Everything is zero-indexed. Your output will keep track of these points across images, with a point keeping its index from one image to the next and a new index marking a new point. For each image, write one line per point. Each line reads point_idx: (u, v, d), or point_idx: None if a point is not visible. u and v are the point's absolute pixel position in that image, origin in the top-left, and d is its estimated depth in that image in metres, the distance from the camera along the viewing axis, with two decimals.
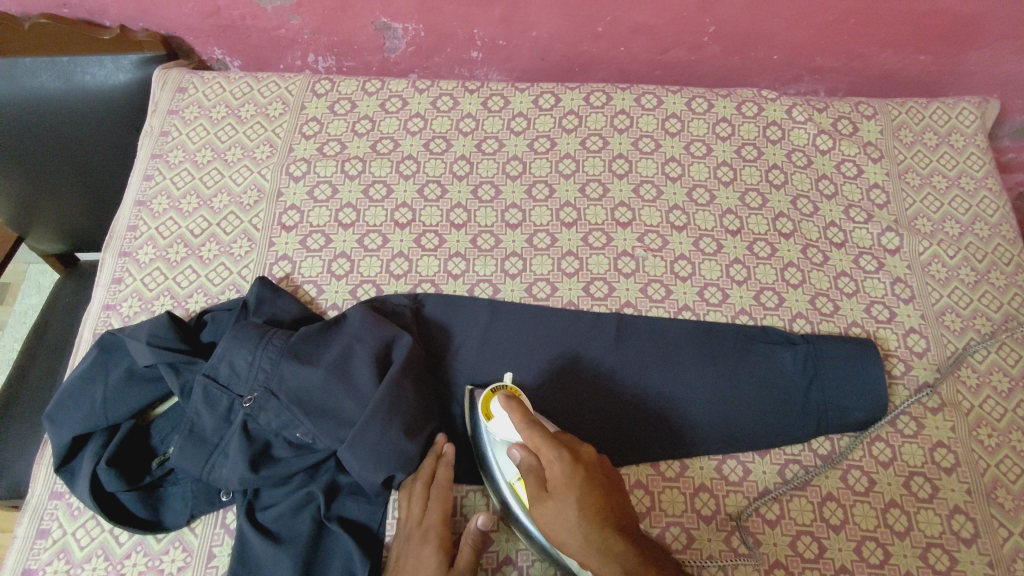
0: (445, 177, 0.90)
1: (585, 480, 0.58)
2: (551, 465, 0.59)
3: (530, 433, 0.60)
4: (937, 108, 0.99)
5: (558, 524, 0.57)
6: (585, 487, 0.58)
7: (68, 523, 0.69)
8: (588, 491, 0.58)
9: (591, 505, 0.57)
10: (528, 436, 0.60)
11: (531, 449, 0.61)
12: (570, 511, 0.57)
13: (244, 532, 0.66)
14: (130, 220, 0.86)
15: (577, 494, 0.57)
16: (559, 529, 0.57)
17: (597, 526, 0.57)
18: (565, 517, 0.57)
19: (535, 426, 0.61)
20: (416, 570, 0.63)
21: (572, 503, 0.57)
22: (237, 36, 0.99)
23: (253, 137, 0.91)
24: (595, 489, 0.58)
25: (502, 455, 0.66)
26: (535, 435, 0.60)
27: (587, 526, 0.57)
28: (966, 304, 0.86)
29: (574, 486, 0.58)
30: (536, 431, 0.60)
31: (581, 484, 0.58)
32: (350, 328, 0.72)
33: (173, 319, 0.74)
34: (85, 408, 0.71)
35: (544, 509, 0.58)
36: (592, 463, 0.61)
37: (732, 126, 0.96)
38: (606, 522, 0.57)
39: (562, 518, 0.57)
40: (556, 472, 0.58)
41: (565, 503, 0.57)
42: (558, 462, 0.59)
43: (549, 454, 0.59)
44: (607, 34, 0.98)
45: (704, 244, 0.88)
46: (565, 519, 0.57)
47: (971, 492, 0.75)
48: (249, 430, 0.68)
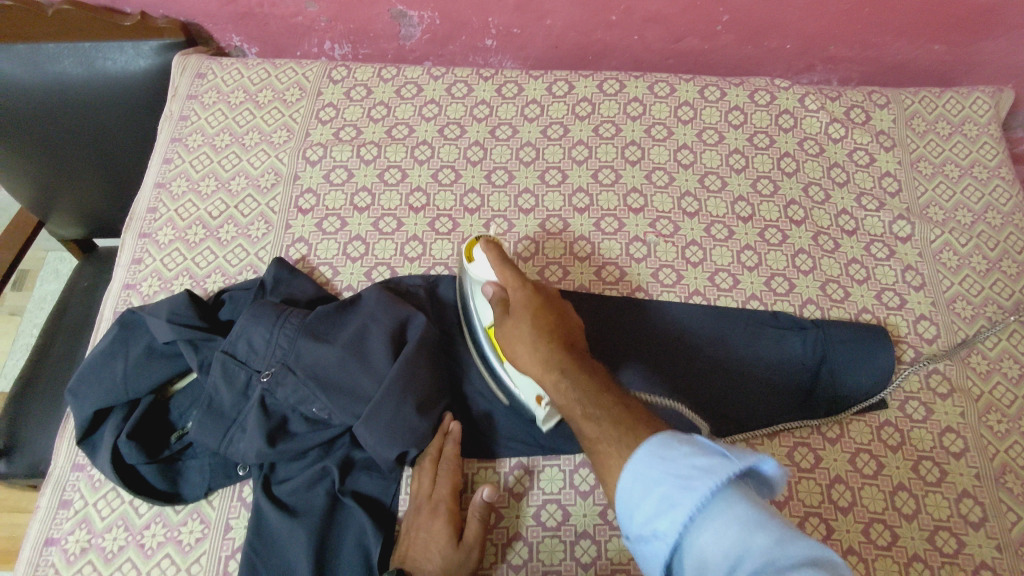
0: (458, 163, 0.91)
1: (541, 306, 0.67)
2: (515, 291, 0.69)
3: (500, 269, 0.71)
4: (951, 97, 0.99)
5: (515, 339, 0.66)
6: (539, 310, 0.67)
7: (90, 494, 0.71)
8: (540, 313, 0.67)
9: (542, 324, 0.66)
10: (499, 272, 0.71)
11: (501, 283, 0.70)
12: (524, 325, 0.66)
13: (261, 505, 0.67)
14: (150, 202, 0.88)
15: (532, 316, 0.66)
16: (515, 342, 0.66)
17: (543, 337, 0.64)
18: (517, 332, 0.66)
19: (505, 264, 0.71)
20: (428, 543, 0.65)
21: (526, 320, 0.66)
22: (255, 23, 1.00)
23: (270, 122, 0.93)
24: (548, 314, 0.67)
25: (479, 297, 0.74)
26: (506, 272, 0.70)
27: (536, 337, 0.64)
28: (978, 292, 0.86)
29: (529, 308, 0.67)
30: (506, 267, 0.70)
31: (536, 307, 0.67)
32: (365, 308, 0.74)
33: (192, 297, 0.75)
34: (106, 382, 0.72)
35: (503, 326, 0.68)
36: (554, 299, 0.69)
37: (745, 114, 0.96)
38: (554, 338, 0.64)
39: (515, 332, 0.66)
40: (518, 297, 0.68)
41: (520, 318, 0.67)
42: (521, 289, 0.69)
43: (516, 285, 0.69)
44: (620, 22, 0.99)
45: (716, 231, 0.88)
46: (519, 333, 0.66)
47: (979, 477, 0.75)
48: (267, 405, 0.69)
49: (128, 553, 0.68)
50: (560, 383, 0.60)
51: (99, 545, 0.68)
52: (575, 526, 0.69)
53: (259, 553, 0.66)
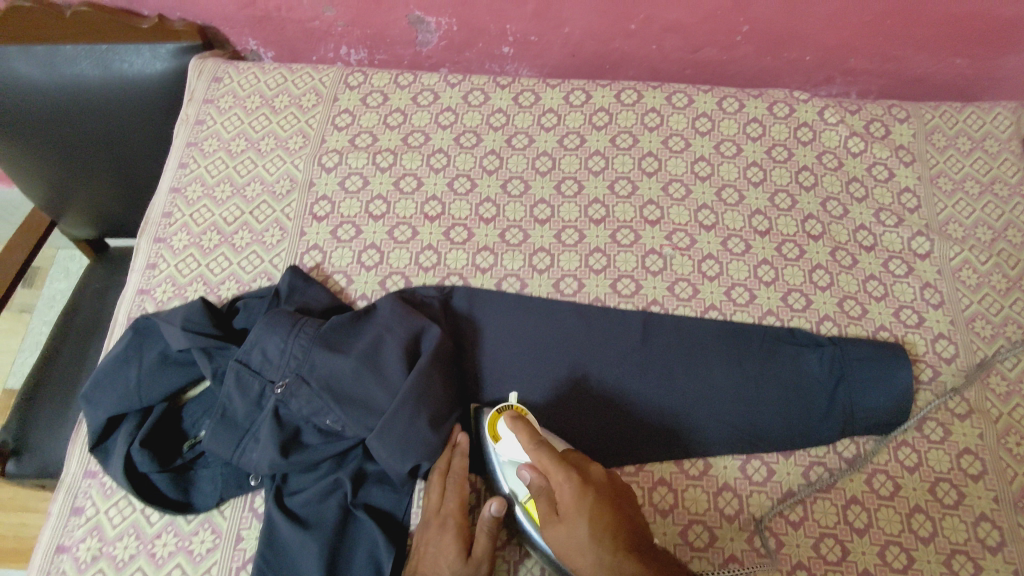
0: (474, 172, 0.90)
1: (596, 499, 0.57)
2: (560, 483, 0.59)
3: (536, 451, 0.61)
4: (971, 113, 0.98)
5: (571, 546, 0.56)
6: (595, 507, 0.57)
7: (101, 502, 0.70)
8: (598, 511, 0.57)
9: (603, 526, 0.56)
10: (537, 456, 0.61)
11: (540, 470, 0.61)
12: (580, 531, 0.56)
13: (272, 516, 0.67)
14: (165, 206, 0.87)
15: (587, 517, 0.56)
16: (571, 554, 0.56)
17: (608, 542, 0.55)
18: (575, 535, 0.56)
19: (541, 446, 0.62)
20: (437, 557, 0.65)
21: (581, 524, 0.56)
22: (272, 27, 1.00)
23: (286, 128, 0.92)
24: (606, 510, 0.57)
25: (510, 473, 0.67)
26: (542, 455, 0.61)
27: (601, 543, 0.55)
28: (997, 311, 0.85)
29: (583, 508, 0.57)
30: (543, 450, 0.61)
31: (591, 504, 0.57)
32: (380, 319, 0.73)
33: (206, 304, 0.75)
34: (119, 389, 0.72)
35: (557, 530, 0.57)
36: (603, 485, 0.60)
37: (763, 126, 0.95)
38: (621, 540, 0.55)
39: (573, 538, 0.56)
40: (566, 495, 0.58)
41: (574, 523, 0.56)
42: (567, 483, 0.59)
43: (558, 475, 0.59)
44: (639, 32, 0.98)
45: (732, 245, 0.88)
46: (576, 542, 0.56)
47: (997, 500, 0.75)
48: (280, 416, 0.69)
49: (139, 562, 0.67)
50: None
51: (110, 554, 0.68)
52: None
53: (269, 565, 0.66)
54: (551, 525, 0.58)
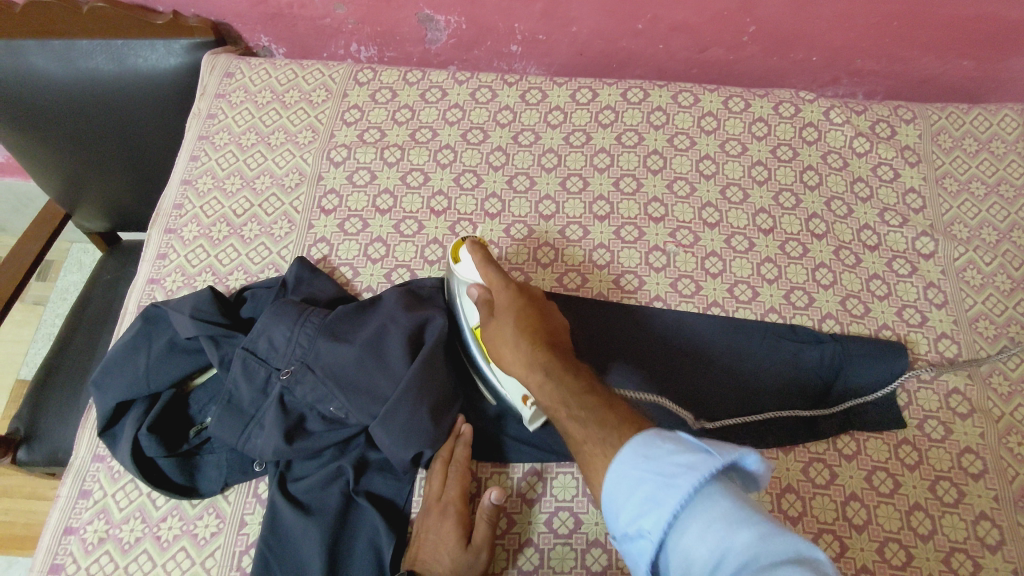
0: (480, 167, 0.91)
1: (526, 305, 0.68)
2: (500, 292, 0.70)
3: (485, 270, 0.71)
4: (978, 114, 0.98)
5: (499, 338, 0.67)
6: (524, 310, 0.67)
7: (109, 485, 0.72)
8: (525, 313, 0.67)
9: (526, 324, 0.66)
10: (483, 272, 0.71)
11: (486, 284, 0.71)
12: (507, 324, 0.66)
13: (276, 501, 0.68)
14: (176, 198, 0.89)
15: (516, 316, 0.67)
16: (498, 343, 0.66)
17: (527, 335, 0.64)
18: (502, 331, 0.66)
19: (490, 265, 0.72)
20: (437, 545, 0.66)
21: (510, 319, 0.67)
22: (284, 24, 1.02)
23: (296, 123, 0.94)
24: (533, 313, 0.67)
25: (465, 297, 0.75)
26: (490, 274, 0.71)
27: (520, 334, 0.65)
28: (1001, 311, 0.85)
29: (514, 308, 0.68)
30: (491, 268, 0.71)
31: (521, 307, 0.68)
32: (384, 309, 0.74)
33: (215, 294, 0.76)
34: (129, 376, 0.73)
35: (489, 325, 0.68)
36: (538, 300, 0.70)
37: (769, 126, 0.96)
38: (538, 335, 0.65)
39: (501, 329, 0.67)
40: (502, 299, 0.69)
41: (504, 317, 0.67)
42: (505, 291, 0.70)
43: (500, 285, 0.70)
44: (646, 31, 0.99)
45: (736, 242, 0.88)
46: (503, 333, 0.66)
47: (998, 499, 0.75)
48: (285, 403, 0.70)
49: (144, 544, 0.69)
50: (545, 382, 0.60)
51: (117, 536, 0.69)
52: (586, 535, 0.69)
53: (272, 550, 0.67)
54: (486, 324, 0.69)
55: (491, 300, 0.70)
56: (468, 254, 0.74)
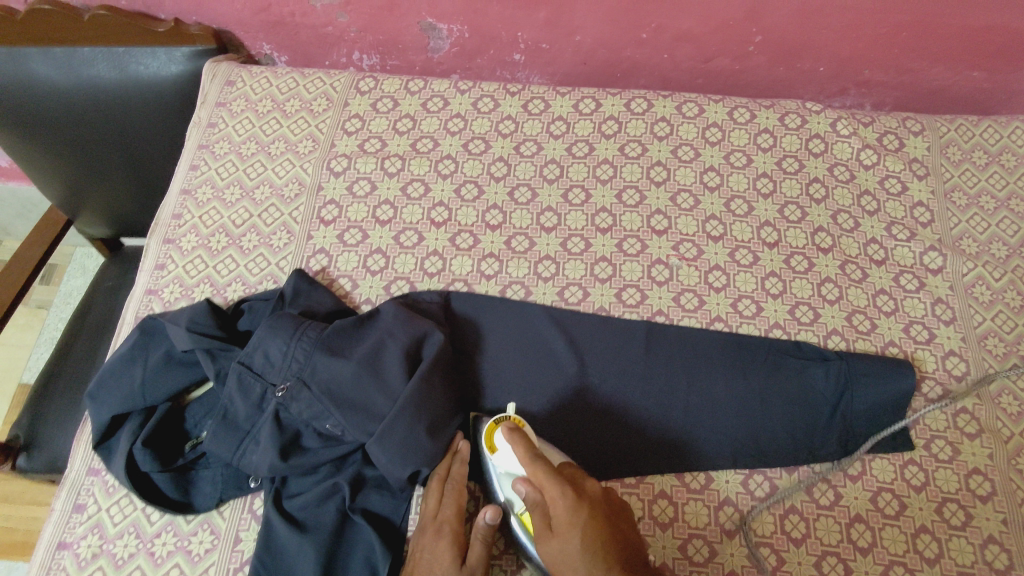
0: (482, 178, 0.90)
1: (589, 516, 0.57)
2: (553, 498, 0.59)
3: (533, 469, 0.61)
4: (988, 126, 0.96)
5: (565, 565, 0.56)
6: (590, 525, 0.57)
7: (103, 499, 0.71)
8: (592, 529, 0.57)
9: (598, 543, 0.56)
10: (534, 472, 0.60)
11: (536, 486, 0.60)
12: (575, 548, 0.56)
13: (270, 518, 0.67)
14: (175, 207, 0.88)
15: (583, 539, 0.56)
16: (565, 569, 0.56)
17: (602, 562, 0.54)
18: (570, 556, 0.56)
19: (539, 460, 0.61)
20: (431, 565, 0.64)
21: (575, 540, 0.56)
22: (286, 31, 1.01)
23: (296, 132, 0.93)
24: (601, 528, 0.57)
25: (507, 488, 0.66)
26: (541, 472, 0.60)
27: (592, 560, 0.55)
28: (1010, 329, 0.84)
29: (577, 523, 0.57)
30: (539, 465, 0.61)
31: (585, 521, 0.57)
32: (382, 324, 0.73)
33: (212, 306, 0.75)
34: (124, 388, 0.73)
35: (552, 548, 0.57)
36: (599, 500, 0.60)
37: (775, 137, 0.95)
38: (614, 560, 0.55)
39: (567, 556, 0.56)
40: (560, 509, 0.58)
41: (570, 539, 0.56)
42: (561, 499, 0.58)
43: (553, 489, 0.59)
44: (651, 40, 0.98)
45: (740, 256, 0.87)
46: (571, 563, 0.55)
47: (1006, 523, 0.73)
48: (281, 419, 0.69)
49: (138, 560, 0.68)
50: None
51: (110, 551, 0.68)
52: None
53: (266, 567, 0.66)
54: (544, 541, 0.58)
55: (548, 511, 0.59)
56: (507, 439, 0.64)
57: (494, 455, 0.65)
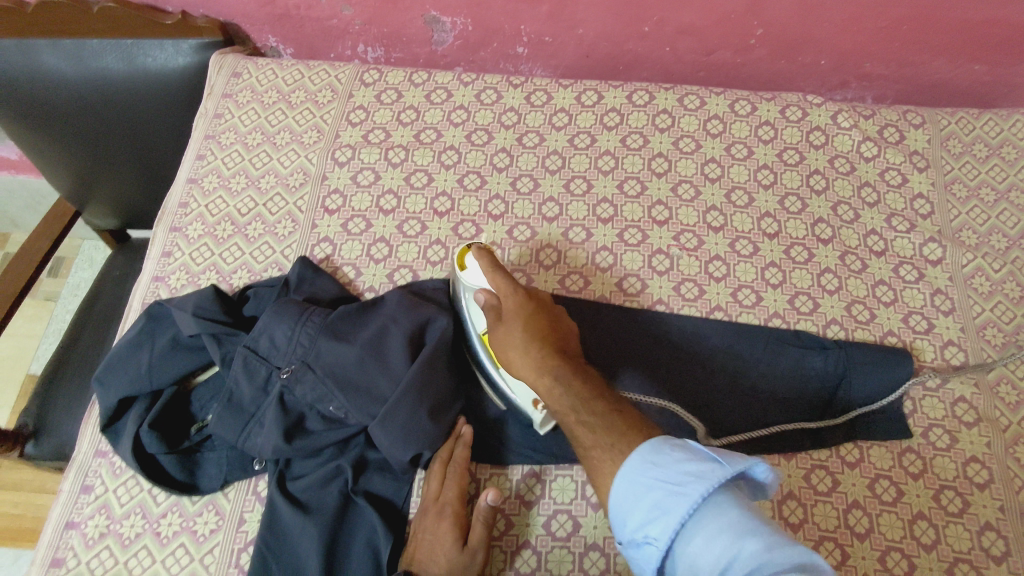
0: (485, 169, 0.91)
1: (533, 313, 0.69)
2: (505, 296, 0.70)
3: (492, 275, 0.71)
4: (988, 119, 0.97)
5: (507, 344, 0.68)
6: (532, 320, 0.69)
7: (110, 481, 0.72)
8: (533, 322, 0.69)
9: (537, 335, 0.68)
10: (491, 278, 0.71)
11: (492, 290, 0.71)
12: (517, 333, 0.68)
13: (274, 500, 0.68)
14: (182, 197, 0.90)
15: (524, 326, 0.68)
16: (509, 350, 0.68)
17: (536, 348, 0.67)
18: (512, 340, 0.68)
19: (498, 270, 0.72)
20: (433, 546, 0.66)
21: (517, 327, 0.68)
22: (291, 24, 1.02)
23: (301, 123, 0.94)
24: (541, 324, 0.69)
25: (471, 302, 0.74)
26: (497, 279, 0.71)
27: (529, 343, 0.67)
28: (1009, 319, 0.84)
29: (522, 314, 0.69)
30: (498, 273, 0.71)
31: (528, 316, 0.69)
32: (386, 310, 0.74)
33: (218, 292, 0.76)
34: (131, 372, 0.74)
35: (500, 332, 0.69)
36: (545, 307, 0.71)
37: (775, 129, 0.95)
38: (547, 345, 0.67)
39: (510, 338, 0.68)
40: (509, 303, 0.69)
41: (514, 326, 0.68)
42: (512, 294, 0.70)
43: (507, 290, 0.70)
44: (653, 33, 0.98)
45: (740, 246, 0.88)
46: (512, 342, 0.68)
47: (1004, 510, 0.73)
48: (285, 402, 0.70)
49: (144, 540, 0.69)
50: (559, 393, 0.63)
51: (117, 531, 0.69)
52: (585, 538, 0.69)
53: (271, 548, 0.67)
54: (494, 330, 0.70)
55: (500, 307, 0.70)
56: (473, 259, 0.73)
57: (462, 272, 0.73)
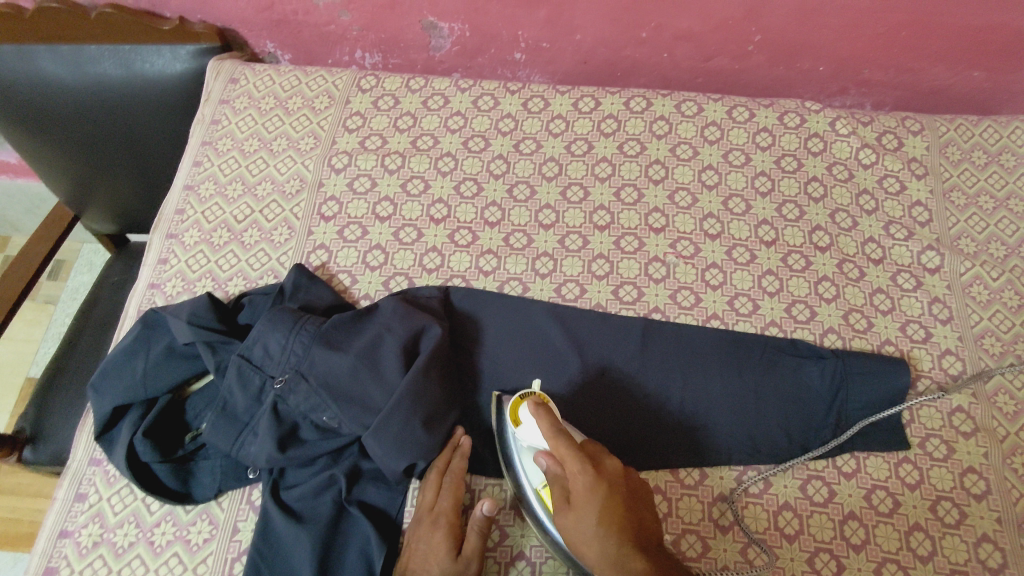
0: (481, 176, 0.91)
1: (606, 497, 0.59)
2: (574, 474, 0.60)
3: (556, 441, 0.62)
4: (987, 126, 0.97)
5: (578, 538, 0.59)
6: (607, 503, 0.59)
7: (104, 489, 0.72)
8: (609, 508, 0.59)
9: (613, 520, 0.58)
10: (558, 449, 0.62)
11: (556, 460, 0.62)
12: (590, 523, 0.58)
13: (268, 509, 0.68)
14: (178, 203, 0.90)
15: (599, 512, 0.58)
16: (579, 540, 0.59)
17: (613, 539, 0.58)
18: (585, 534, 0.58)
19: (562, 433, 0.63)
20: (427, 555, 0.65)
21: (590, 517, 0.58)
22: (289, 30, 1.02)
23: (298, 129, 0.94)
24: (618, 510, 0.59)
25: (526, 461, 0.67)
26: (563, 448, 0.62)
27: (604, 536, 0.58)
28: (1008, 328, 0.84)
29: (594, 500, 0.59)
30: (562, 439, 0.62)
31: (602, 499, 0.59)
32: (381, 318, 0.74)
33: (213, 300, 0.76)
34: (126, 380, 0.74)
35: (570, 520, 0.59)
36: (616, 479, 0.62)
37: (773, 136, 0.95)
38: (626, 535, 0.58)
39: (581, 530, 0.59)
40: (579, 486, 0.60)
41: (587, 516, 0.58)
42: (581, 473, 0.60)
43: (574, 466, 0.61)
44: (651, 39, 0.98)
45: (737, 254, 0.87)
46: (585, 532, 0.58)
47: (1001, 521, 0.73)
48: (279, 411, 0.70)
49: (137, 549, 0.69)
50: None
51: (111, 540, 0.69)
52: None
53: (263, 558, 0.67)
54: (561, 512, 0.60)
55: (568, 487, 0.61)
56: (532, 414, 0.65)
57: (516, 428, 0.66)
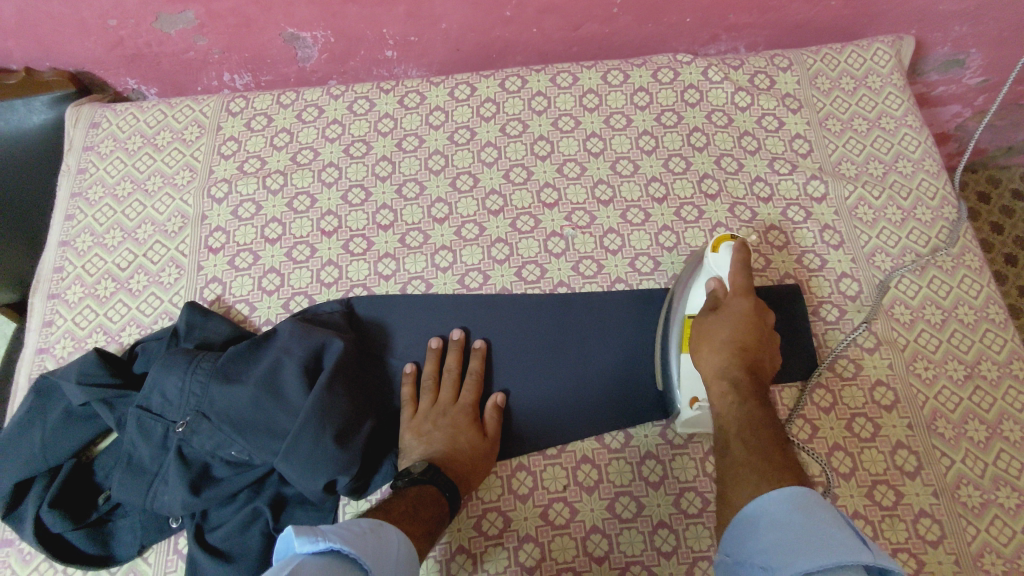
0: (367, 181, 0.90)
1: (750, 323, 0.68)
2: (734, 298, 0.70)
3: (736, 274, 0.70)
4: (851, 52, 1.00)
5: (707, 336, 0.69)
6: (747, 326, 0.68)
7: (20, 569, 0.69)
8: (746, 328, 0.68)
9: (743, 337, 0.68)
10: (733, 277, 0.70)
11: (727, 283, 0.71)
12: (724, 328, 0.68)
13: (194, 555, 0.67)
14: (56, 261, 0.86)
15: (735, 324, 0.68)
16: (706, 337, 0.69)
17: (731, 352, 0.67)
18: (716, 336, 0.68)
19: (745, 271, 0.71)
20: (452, 434, 0.72)
21: (727, 326, 0.68)
22: (146, 63, 0.99)
23: (171, 164, 0.91)
24: (752, 333, 0.68)
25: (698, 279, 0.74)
26: (739, 281, 0.71)
27: (728, 345, 0.67)
28: (895, 243, 0.87)
29: (740, 316, 0.69)
30: (743, 272, 0.70)
31: (746, 319, 0.68)
32: (279, 342, 0.73)
33: (102, 354, 0.74)
34: (24, 453, 0.71)
35: (709, 322, 0.70)
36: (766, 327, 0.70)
37: (650, 94, 0.96)
38: (744, 356, 0.67)
39: (713, 331, 0.69)
40: (734, 303, 0.69)
41: (724, 323, 0.69)
42: (744, 299, 0.69)
43: (739, 295, 0.69)
44: (516, 17, 0.97)
45: (632, 216, 0.88)
46: (716, 333, 0.69)
47: (912, 426, 0.76)
48: (186, 455, 0.68)
49: None
50: (728, 399, 0.64)
51: None
52: (517, 531, 0.71)
53: None
54: (703, 316, 0.71)
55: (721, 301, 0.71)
56: (728, 249, 0.72)
57: (712, 254, 0.72)
